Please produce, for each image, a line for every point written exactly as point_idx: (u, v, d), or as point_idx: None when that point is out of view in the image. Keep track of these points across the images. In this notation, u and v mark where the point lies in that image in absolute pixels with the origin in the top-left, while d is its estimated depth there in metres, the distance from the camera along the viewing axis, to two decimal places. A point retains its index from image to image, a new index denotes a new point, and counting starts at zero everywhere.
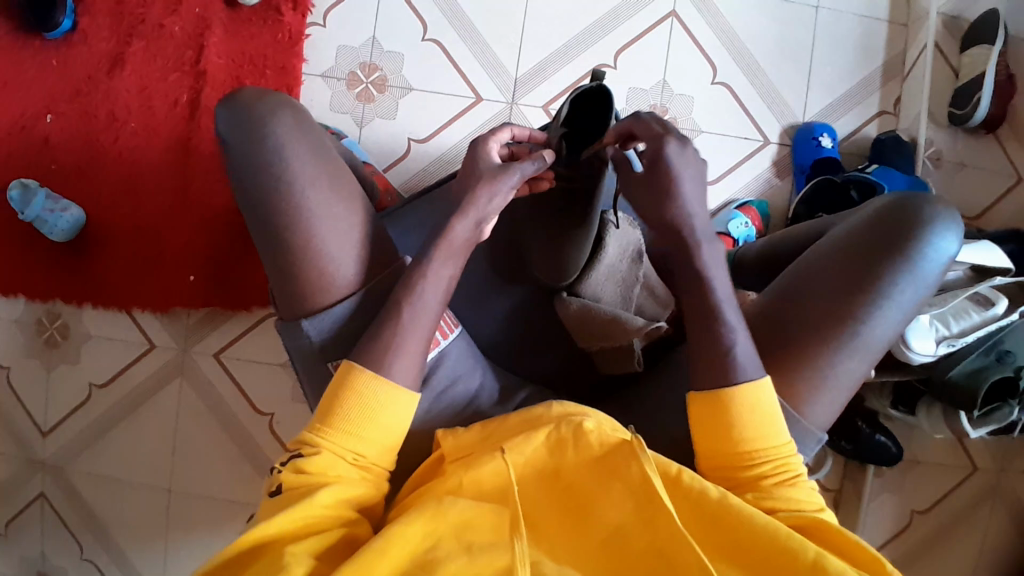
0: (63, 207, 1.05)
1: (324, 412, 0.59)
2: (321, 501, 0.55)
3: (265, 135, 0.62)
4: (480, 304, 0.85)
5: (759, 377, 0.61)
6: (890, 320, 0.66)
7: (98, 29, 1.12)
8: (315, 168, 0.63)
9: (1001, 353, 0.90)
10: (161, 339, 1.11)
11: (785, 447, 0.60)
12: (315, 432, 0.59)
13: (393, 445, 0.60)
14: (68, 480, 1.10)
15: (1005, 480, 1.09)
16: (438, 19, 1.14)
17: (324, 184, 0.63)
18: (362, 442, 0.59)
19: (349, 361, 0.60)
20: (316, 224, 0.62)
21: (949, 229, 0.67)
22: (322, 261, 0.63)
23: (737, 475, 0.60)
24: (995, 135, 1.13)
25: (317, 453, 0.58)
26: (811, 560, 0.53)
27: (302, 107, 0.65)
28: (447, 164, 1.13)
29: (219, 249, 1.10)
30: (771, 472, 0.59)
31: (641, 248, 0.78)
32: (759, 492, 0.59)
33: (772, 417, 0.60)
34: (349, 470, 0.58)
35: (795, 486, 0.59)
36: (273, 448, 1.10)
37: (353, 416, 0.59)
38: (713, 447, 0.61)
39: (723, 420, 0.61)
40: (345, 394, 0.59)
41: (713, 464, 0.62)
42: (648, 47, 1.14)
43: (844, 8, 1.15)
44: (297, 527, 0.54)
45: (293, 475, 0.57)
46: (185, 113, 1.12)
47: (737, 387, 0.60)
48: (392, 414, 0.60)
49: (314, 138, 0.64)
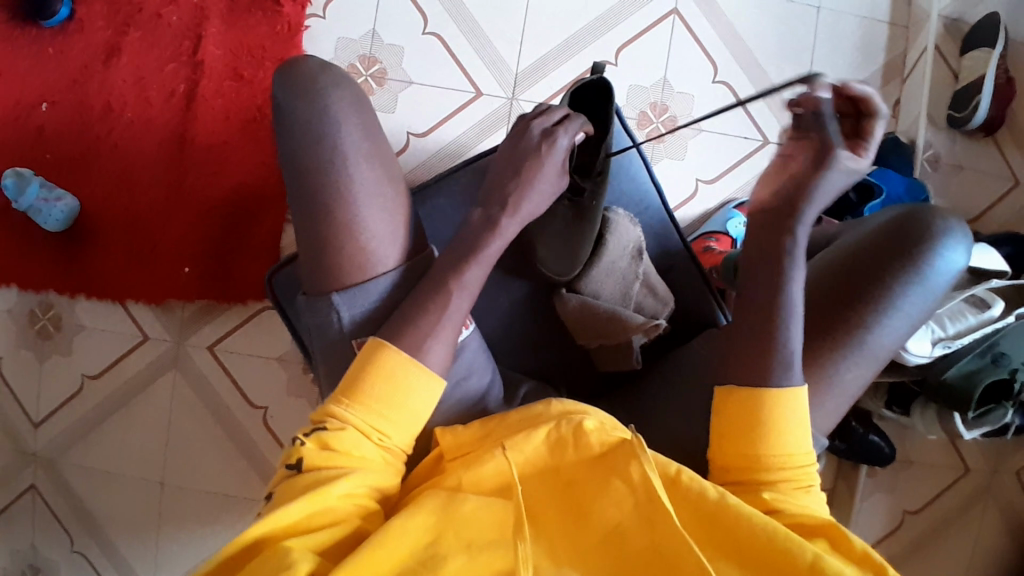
0: (56, 197, 1.05)
1: (351, 386, 0.59)
2: (338, 491, 0.55)
3: (321, 109, 0.62)
4: (486, 303, 0.83)
5: (800, 383, 0.61)
6: (897, 328, 0.66)
7: (94, 18, 1.11)
8: (365, 147, 0.63)
9: (996, 356, 0.89)
10: (154, 332, 1.10)
11: (808, 456, 0.60)
12: (338, 405, 0.59)
13: (415, 428, 0.60)
14: (60, 472, 1.09)
15: (995, 480, 1.11)
16: (439, 14, 1.13)
17: (367, 169, 0.63)
18: (386, 422, 0.58)
19: (377, 339, 0.60)
20: (358, 207, 0.62)
21: (959, 242, 0.67)
22: (361, 241, 0.63)
23: (754, 474, 0.60)
24: (993, 138, 1.13)
25: (342, 429, 0.57)
26: (810, 559, 0.53)
27: (324, 86, 0.63)
28: (446, 159, 1.12)
29: (214, 240, 1.09)
30: (791, 477, 0.59)
31: (641, 246, 0.79)
32: (776, 492, 0.58)
33: (806, 425, 0.61)
34: (371, 452, 0.58)
35: (807, 492, 0.59)
36: (268, 444, 1.09)
37: (379, 394, 0.58)
38: (736, 444, 0.60)
39: (750, 419, 0.61)
40: (373, 371, 0.59)
41: (733, 460, 0.61)
42: (650, 45, 1.14)
43: (846, 10, 1.15)
44: (308, 516, 0.53)
45: (315, 450, 0.56)
46: (181, 104, 1.11)
47: (785, 390, 0.60)
48: (417, 400, 0.60)
49: (361, 115, 0.64)
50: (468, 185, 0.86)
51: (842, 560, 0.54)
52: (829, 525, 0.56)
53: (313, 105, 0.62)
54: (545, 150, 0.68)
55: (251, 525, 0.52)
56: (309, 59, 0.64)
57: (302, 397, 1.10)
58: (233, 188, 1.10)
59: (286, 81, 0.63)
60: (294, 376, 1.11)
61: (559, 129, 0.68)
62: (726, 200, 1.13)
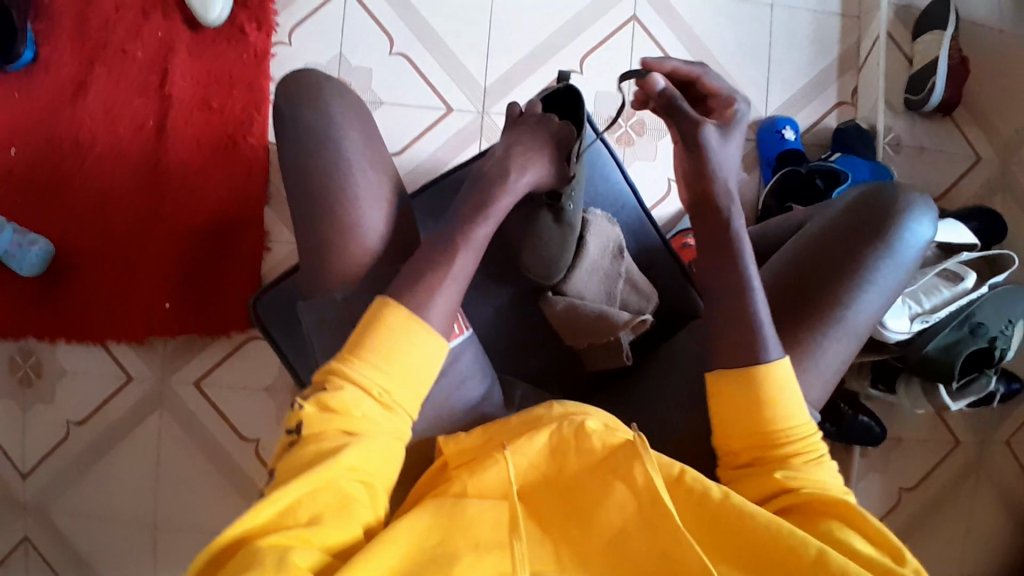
0: (31, 240, 1.04)
1: (350, 347, 0.59)
2: (344, 461, 0.54)
3: (326, 116, 0.67)
4: (473, 310, 0.83)
5: (779, 356, 0.61)
6: (873, 302, 0.68)
7: (59, 59, 1.11)
8: (364, 151, 0.67)
9: (974, 326, 0.91)
10: (138, 370, 1.09)
11: (812, 427, 0.61)
12: (340, 365, 0.58)
13: (418, 389, 0.60)
14: (50, 521, 1.07)
15: (984, 451, 1.12)
16: (404, 34, 1.15)
17: (370, 172, 0.67)
18: (388, 378, 0.58)
19: (382, 298, 0.61)
20: (361, 206, 0.65)
21: (924, 214, 0.70)
22: (358, 234, 0.65)
23: (766, 454, 0.60)
24: (951, 117, 1.16)
25: (342, 388, 0.57)
26: (814, 555, 0.51)
27: (328, 96, 0.68)
28: (421, 176, 1.13)
29: (194, 273, 1.09)
30: (800, 452, 0.59)
31: (621, 244, 0.81)
32: (789, 471, 0.58)
33: (800, 395, 0.61)
34: (374, 411, 0.57)
35: (819, 464, 0.59)
36: (261, 476, 1.07)
37: (381, 351, 0.58)
38: (740, 428, 0.61)
39: (751, 395, 0.61)
40: (372, 329, 0.59)
41: (743, 443, 0.61)
42: (612, 51, 1.17)
43: (799, 5, 1.19)
44: (311, 491, 0.52)
45: (316, 414, 0.56)
46: (152, 138, 1.10)
47: (764, 365, 0.60)
48: (420, 356, 0.59)
49: (363, 124, 0.69)
50: (448, 198, 0.87)
51: (863, 543, 0.53)
52: (849, 509, 0.56)
53: (321, 114, 0.67)
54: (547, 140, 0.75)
55: (253, 504, 0.50)
56: (315, 72, 0.69)
57: None
58: (210, 217, 1.10)
59: None
60: (283, 405, 1.09)
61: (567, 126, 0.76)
62: None
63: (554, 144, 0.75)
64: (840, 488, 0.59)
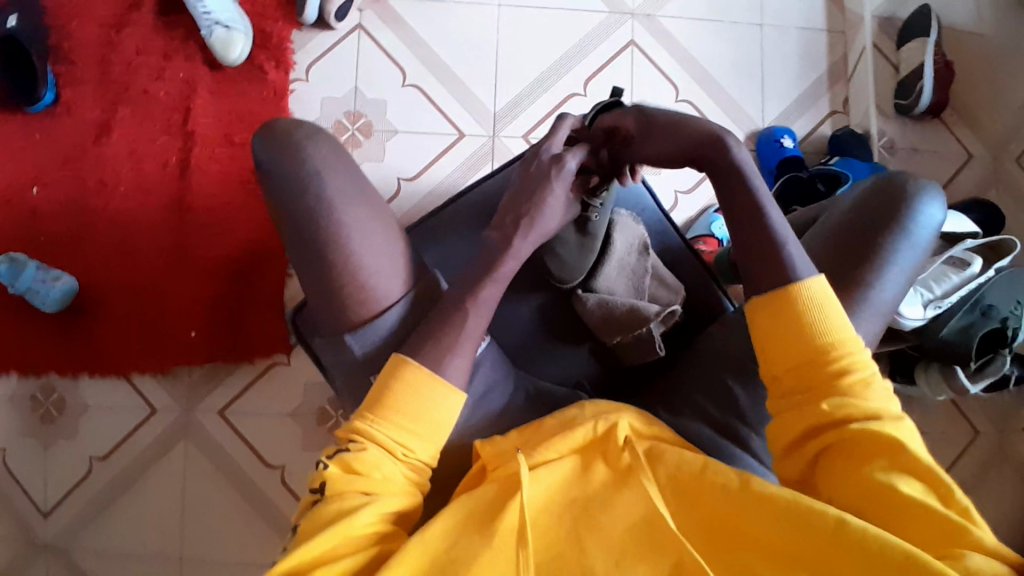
0: (54, 276, 1.04)
1: (373, 403, 0.60)
2: (362, 519, 0.55)
3: (302, 163, 0.65)
4: (507, 313, 0.85)
5: (814, 277, 0.61)
6: (895, 283, 0.70)
7: (82, 101, 1.15)
8: (352, 190, 0.66)
9: (985, 308, 0.95)
10: (162, 402, 1.09)
11: (859, 345, 0.59)
12: (363, 424, 0.59)
13: (437, 446, 0.61)
14: (72, 560, 1.04)
15: (1005, 438, 1.14)
16: (416, 67, 1.20)
17: (356, 208, 0.66)
18: (412, 438, 0.59)
19: (400, 357, 0.62)
20: (354, 243, 0.65)
21: (934, 200, 0.72)
22: (365, 278, 0.65)
23: (812, 379, 0.59)
24: (940, 118, 1.22)
25: (364, 450, 0.58)
26: (833, 523, 0.51)
27: (299, 141, 0.66)
28: (438, 197, 1.17)
29: (218, 301, 1.10)
30: (848, 374, 0.58)
31: (646, 242, 0.83)
32: (834, 399, 0.57)
33: (840, 314, 0.60)
34: (394, 471, 0.58)
35: (871, 386, 0.58)
36: (288, 502, 1.06)
37: (404, 409, 0.60)
38: (782, 352, 0.60)
39: (792, 320, 0.60)
40: (394, 387, 0.60)
41: (788, 368, 0.60)
42: (614, 73, 1.23)
43: (787, 24, 1.26)
44: (332, 547, 0.54)
45: (339, 473, 0.57)
46: (175, 173, 1.13)
47: (800, 286, 0.61)
48: (439, 413, 0.61)
49: (346, 160, 0.67)
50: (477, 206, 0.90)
51: (910, 484, 0.53)
52: (898, 442, 0.55)
53: (298, 160, 0.65)
54: (555, 173, 0.70)
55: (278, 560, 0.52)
56: (281, 121, 0.67)
57: (319, 450, 1.08)
58: (232, 247, 1.11)
59: (297, 122, 0.67)
60: (308, 430, 1.08)
61: (568, 151, 0.71)
62: (705, 207, 1.21)
63: (557, 166, 0.70)
64: (895, 413, 0.57)
